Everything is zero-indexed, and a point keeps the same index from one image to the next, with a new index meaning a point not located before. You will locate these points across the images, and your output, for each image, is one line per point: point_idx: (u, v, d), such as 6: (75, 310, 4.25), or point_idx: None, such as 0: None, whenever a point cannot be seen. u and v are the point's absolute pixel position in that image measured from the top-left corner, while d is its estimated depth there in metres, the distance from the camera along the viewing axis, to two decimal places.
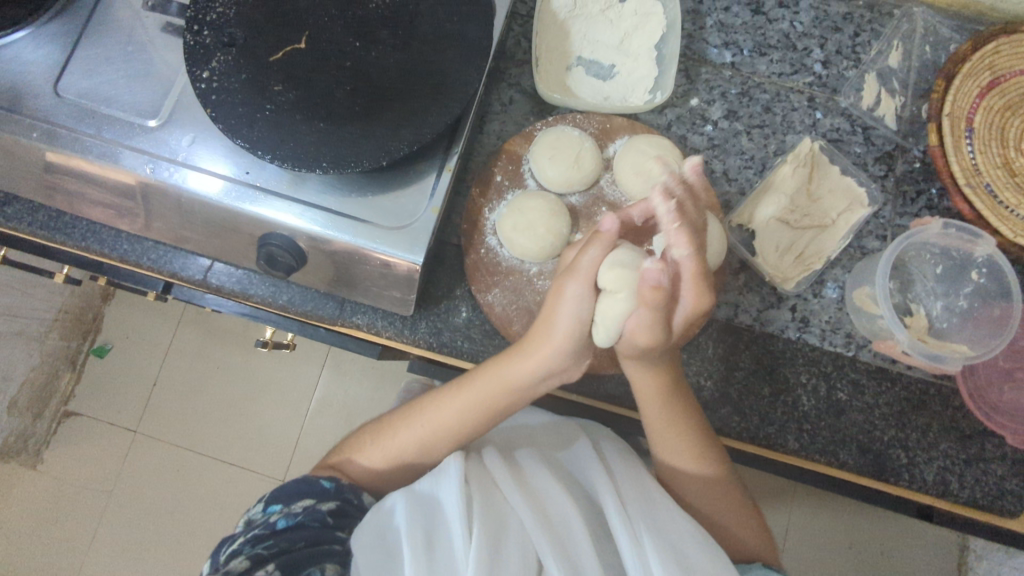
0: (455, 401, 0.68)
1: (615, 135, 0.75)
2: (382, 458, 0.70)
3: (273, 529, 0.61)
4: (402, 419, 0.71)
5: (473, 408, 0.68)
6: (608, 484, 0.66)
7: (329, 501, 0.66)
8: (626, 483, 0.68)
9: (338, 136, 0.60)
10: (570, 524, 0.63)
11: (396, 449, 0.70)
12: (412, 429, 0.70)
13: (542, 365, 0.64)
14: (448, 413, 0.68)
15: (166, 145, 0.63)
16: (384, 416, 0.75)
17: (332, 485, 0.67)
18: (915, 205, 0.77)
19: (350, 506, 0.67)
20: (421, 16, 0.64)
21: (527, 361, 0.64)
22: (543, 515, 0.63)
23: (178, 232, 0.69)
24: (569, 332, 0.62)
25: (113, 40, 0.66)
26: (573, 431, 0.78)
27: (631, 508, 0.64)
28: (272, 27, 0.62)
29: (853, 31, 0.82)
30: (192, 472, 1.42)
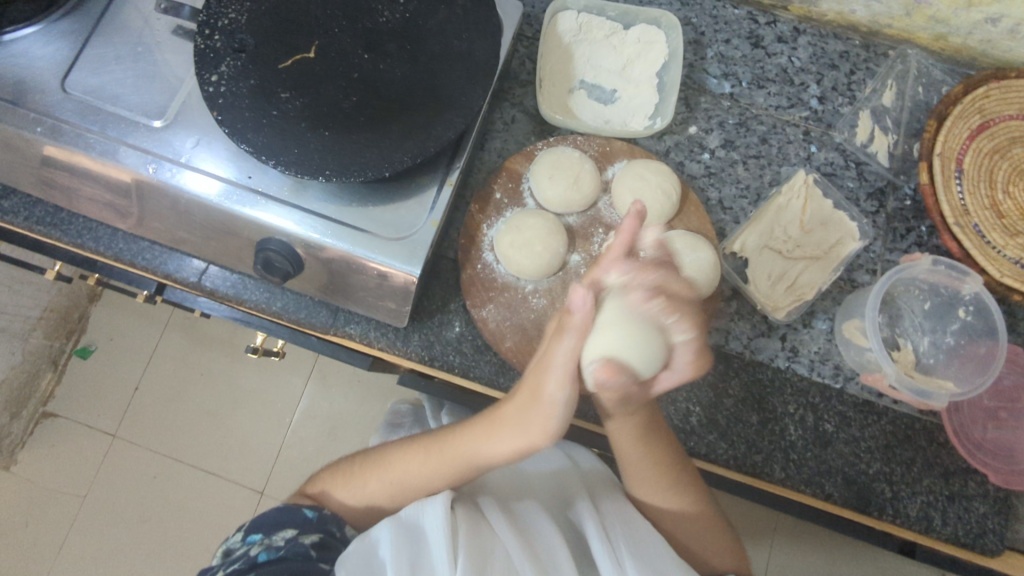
0: (431, 461, 0.67)
1: (614, 159, 0.76)
2: (355, 498, 0.70)
3: (253, 562, 0.61)
4: (375, 467, 0.70)
5: (444, 472, 0.67)
6: (593, 518, 0.67)
7: (311, 533, 0.65)
8: (613, 517, 0.68)
9: (342, 145, 0.61)
10: (557, 554, 0.64)
11: (367, 496, 0.70)
12: (383, 481, 0.69)
13: (508, 449, 0.62)
14: (419, 477, 0.68)
15: (169, 146, 0.63)
16: (353, 454, 0.75)
17: (314, 516, 0.67)
18: (905, 242, 0.78)
19: (332, 538, 0.66)
20: (430, 32, 0.65)
21: (495, 442, 0.63)
22: (529, 544, 0.64)
23: (175, 234, 0.69)
24: (558, 402, 0.58)
25: (123, 41, 0.66)
26: (562, 467, 0.78)
27: (614, 536, 0.65)
28: (283, 35, 0.63)
29: (848, 70, 0.84)
30: (170, 480, 1.40)
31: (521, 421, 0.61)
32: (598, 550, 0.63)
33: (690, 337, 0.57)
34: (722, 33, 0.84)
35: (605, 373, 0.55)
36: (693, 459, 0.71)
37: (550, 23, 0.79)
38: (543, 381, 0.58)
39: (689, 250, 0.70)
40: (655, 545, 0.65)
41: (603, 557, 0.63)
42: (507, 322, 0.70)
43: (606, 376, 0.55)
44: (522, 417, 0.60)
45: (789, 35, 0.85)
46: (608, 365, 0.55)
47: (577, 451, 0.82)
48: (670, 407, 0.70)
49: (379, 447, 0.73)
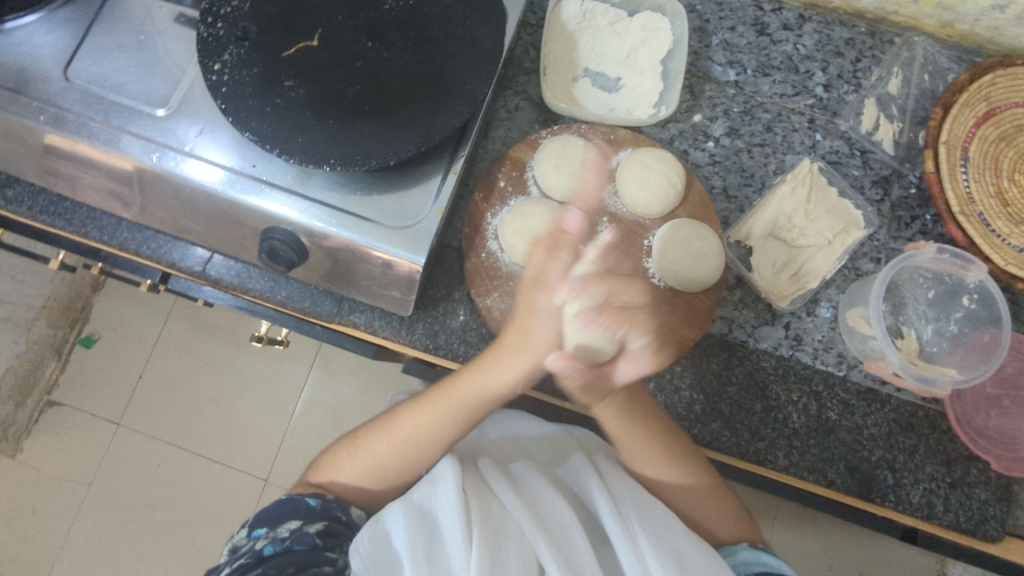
0: (436, 410, 0.67)
1: (618, 147, 0.76)
2: (363, 472, 0.69)
3: (259, 556, 0.61)
4: (378, 432, 0.70)
5: (451, 418, 0.67)
6: (602, 490, 0.65)
7: (315, 521, 0.65)
8: (619, 489, 0.67)
9: (346, 134, 0.61)
10: (569, 529, 0.63)
11: (376, 464, 0.69)
12: (390, 443, 0.68)
13: (519, 372, 0.64)
14: (426, 428, 0.67)
15: (173, 135, 0.63)
16: (358, 427, 0.73)
17: (318, 504, 0.67)
18: (910, 230, 0.78)
19: (337, 523, 0.67)
20: (434, 19, 0.65)
21: (511, 368, 0.64)
22: (540, 520, 0.63)
23: (179, 223, 0.69)
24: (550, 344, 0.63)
25: (125, 29, 0.66)
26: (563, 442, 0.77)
27: (626, 510, 0.63)
28: (286, 24, 0.63)
29: (854, 57, 0.83)
30: (174, 468, 1.41)
31: (523, 342, 0.64)
32: (608, 520, 0.62)
33: (643, 345, 0.63)
34: (727, 20, 0.84)
35: (564, 362, 0.62)
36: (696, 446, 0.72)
37: (554, 10, 0.78)
38: (529, 324, 0.64)
39: (693, 238, 0.70)
40: (665, 518, 0.64)
41: (614, 527, 0.61)
42: (512, 310, 0.70)
43: (586, 322, 0.62)
44: (523, 337, 0.64)
45: (795, 22, 0.84)
46: (590, 319, 0.62)
47: (580, 430, 0.81)
48: (674, 395, 0.71)
49: (376, 417, 0.72)
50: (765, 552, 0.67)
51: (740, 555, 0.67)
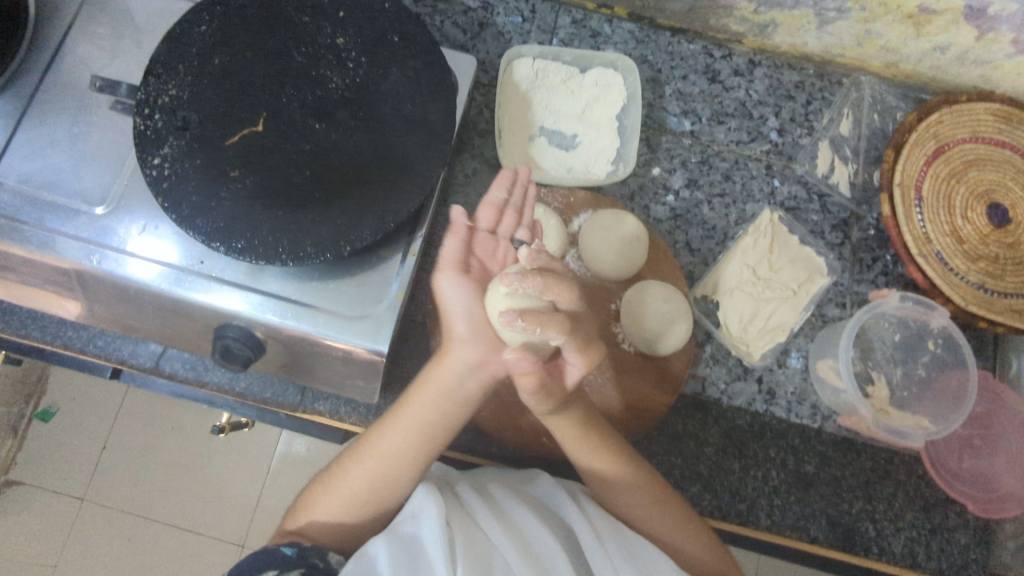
0: (404, 420, 0.64)
1: (579, 210, 0.75)
2: (337, 502, 0.64)
3: None
4: (352, 455, 0.65)
5: (418, 428, 0.63)
6: (591, 522, 0.63)
7: (293, 571, 0.60)
8: (599, 518, 0.65)
9: (296, 224, 0.58)
10: (554, 556, 0.61)
11: (349, 491, 0.64)
12: (362, 464, 0.64)
13: (463, 369, 0.64)
14: (391, 441, 0.63)
15: (113, 234, 0.60)
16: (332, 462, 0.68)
17: (295, 552, 0.61)
18: (872, 272, 0.79)
19: (314, 572, 0.61)
20: (382, 95, 0.63)
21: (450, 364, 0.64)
22: (527, 551, 0.60)
23: (127, 321, 0.66)
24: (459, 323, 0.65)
25: (58, 121, 0.62)
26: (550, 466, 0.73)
27: (612, 543, 0.61)
28: (227, 110, 0.60)
29: (805, 99, 0.84)
30: (146, 540, 1.36)
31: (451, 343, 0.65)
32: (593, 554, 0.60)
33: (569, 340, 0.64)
34: (679, 69, 0.83)
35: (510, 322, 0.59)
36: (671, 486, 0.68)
37: (505, 71, 0.77)
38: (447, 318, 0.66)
39: (661, 301, 0.69)
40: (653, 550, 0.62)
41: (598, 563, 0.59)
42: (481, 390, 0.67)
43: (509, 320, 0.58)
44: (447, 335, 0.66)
45: (745, 68, 0.85)
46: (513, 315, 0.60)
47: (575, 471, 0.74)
48: (652, 461, 0.70)
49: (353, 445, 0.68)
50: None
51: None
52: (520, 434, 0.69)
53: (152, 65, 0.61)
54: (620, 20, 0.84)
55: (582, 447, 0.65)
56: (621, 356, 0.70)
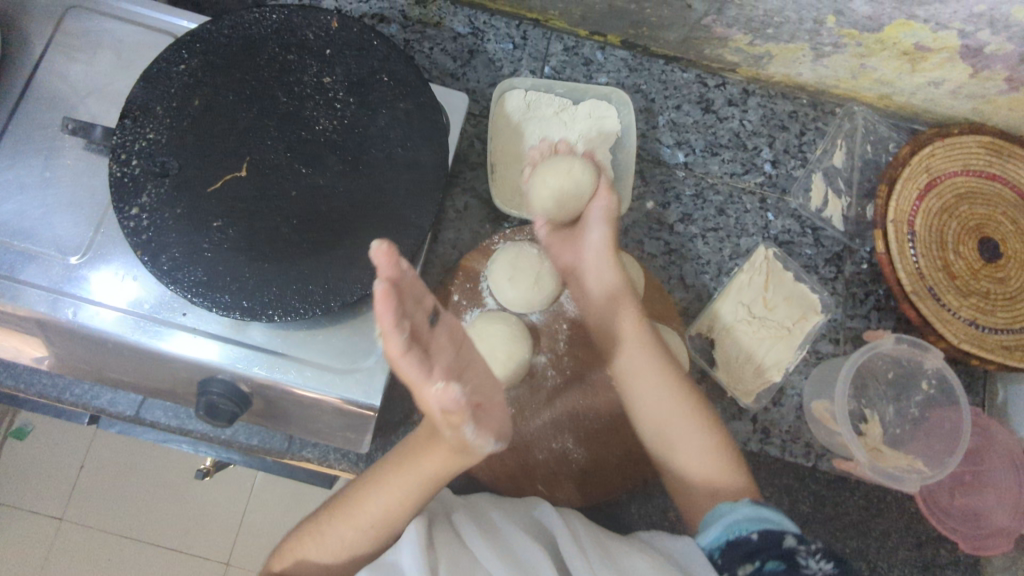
0: (400, 481, 0.59)
1: (573, 248, 0.73)
2: (329, 552, 0.60)
3: None
4: (340, 511, 0.61)
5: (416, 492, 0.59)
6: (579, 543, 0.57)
7: None
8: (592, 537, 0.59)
9: (284, 276, 0.56)
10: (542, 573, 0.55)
11: (344, 545, 0.60)
12: (355, 519, 0.60)
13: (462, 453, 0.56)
14: (385, 498, 0.59)
15: (90, 286, 0.57)
16: (319, 508, 0.64)
17: None
18: (864, 306, 0.79)
19: None
20: (372, 138, 0.61)
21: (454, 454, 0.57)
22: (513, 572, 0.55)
23: (104, 373, 0.63)
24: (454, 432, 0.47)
25: (27, 163, 0.59)
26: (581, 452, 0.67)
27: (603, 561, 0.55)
28: (210, 156, 0.58)
29: (799, 130, 0.84)
30: (127, 561, 1.32)
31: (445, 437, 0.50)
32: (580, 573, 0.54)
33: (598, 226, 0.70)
34: (672, 99, 0.82)
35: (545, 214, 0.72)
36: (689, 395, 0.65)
37: (497, 103, 0.75)
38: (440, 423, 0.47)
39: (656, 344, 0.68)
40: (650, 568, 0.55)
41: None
42: None
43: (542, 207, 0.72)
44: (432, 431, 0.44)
45: (739, 97, 0.84)
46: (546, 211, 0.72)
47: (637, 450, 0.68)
48: (648, 504, 0.69)
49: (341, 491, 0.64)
50: (767, 508, 0.57)
51: (740, 511, 0.57)
52: (515, 483, 0.66)
53: (127, 106, 0.58)
54: (612, 47, 0.82)
55: (633, 366, 0.66)
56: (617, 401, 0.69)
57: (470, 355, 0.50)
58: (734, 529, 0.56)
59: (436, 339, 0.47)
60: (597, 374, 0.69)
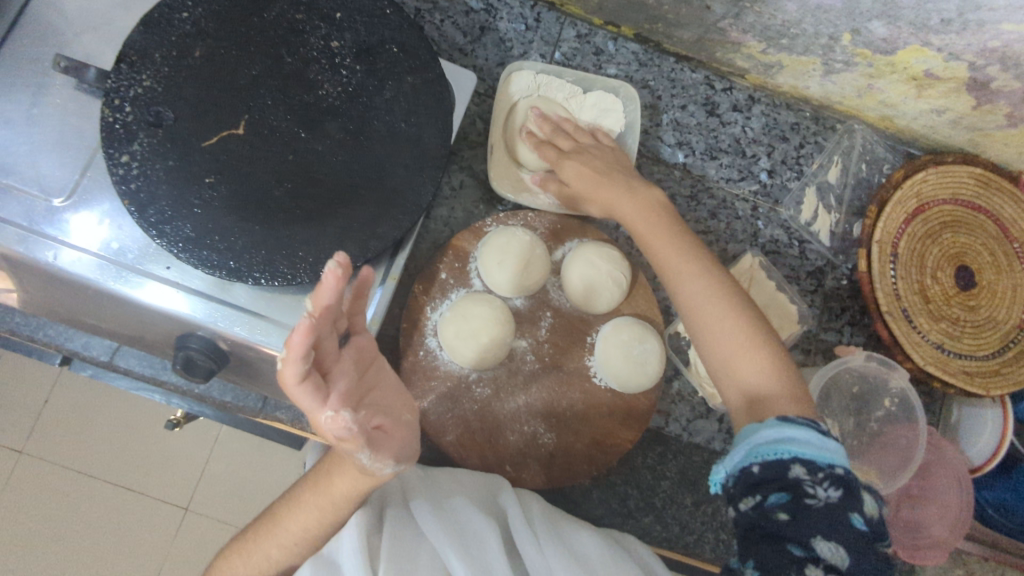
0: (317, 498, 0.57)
1: (564, 238, 0.73)
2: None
3: None
4: (268, 530, 0.59)
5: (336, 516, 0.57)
6: (515, 507, 0.60)
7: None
8: (532, 505, 0.63)
9: (277, 241, 0.56)
10: (482, 534, 0.58)
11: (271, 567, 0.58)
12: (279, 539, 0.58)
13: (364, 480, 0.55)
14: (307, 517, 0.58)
15: (71, 229, 0.55)
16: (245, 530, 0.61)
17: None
18: (839, 321, 0.81)
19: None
20: (376, 110, 0.60)
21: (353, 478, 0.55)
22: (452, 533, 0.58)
23: (80, 318, 0.61)
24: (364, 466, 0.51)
25: (14, 98, 0.57)
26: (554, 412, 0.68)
27: (537, 525, 0.60)
28: (207, 111, 0.57)
29: (798, 143, 0.84)
30: (84, 497, 1.29)
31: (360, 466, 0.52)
32: (518, 532, 0.58)
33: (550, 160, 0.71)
34: (678, 97, 0.82)
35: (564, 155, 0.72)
36: (715, 296, 0.61)
37: (503, 83, 0.74)
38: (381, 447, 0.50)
39: (636, 342, 0.69)
40: (579, 535, 0.61)
41: (523, 539, 0.58)
42: (449, 414, 0.66)
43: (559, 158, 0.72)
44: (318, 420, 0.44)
45: (744, 103, 0.84)
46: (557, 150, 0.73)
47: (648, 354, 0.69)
48: (609, 492, 0.71)
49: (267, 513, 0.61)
50: (793, 427, 0.52)
51: (762, 435, 0.53)
52: (484, 462, 0.67)
53: (125, 51, 0.56)
54: (625, 39, 0.82)
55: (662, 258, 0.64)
56: (592, 392, 0.69)
57: (375, 377, 0.52)
58: (753, 454, 0.52)
59: (341, 364, 0.48)
60: (575, 364, 0.70)
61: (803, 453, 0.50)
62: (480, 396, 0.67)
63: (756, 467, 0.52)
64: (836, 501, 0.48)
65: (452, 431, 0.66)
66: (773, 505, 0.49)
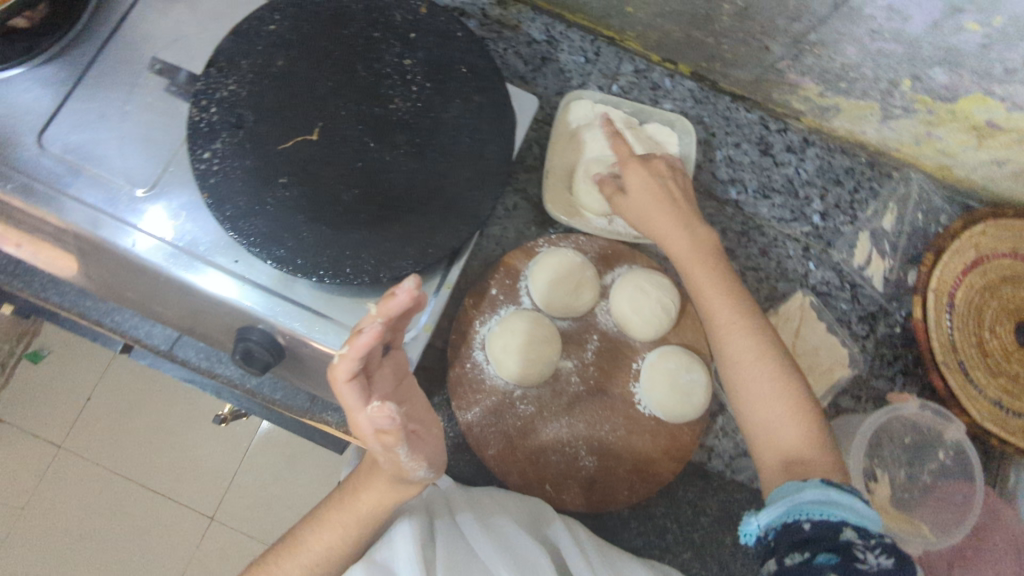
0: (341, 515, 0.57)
1: (614, 263, 0.74)
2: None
3: None
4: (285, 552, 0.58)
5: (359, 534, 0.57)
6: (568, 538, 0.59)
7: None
8: (581, 538, 0.62)
9: (342, 242, 0.58)
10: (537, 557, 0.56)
11: None
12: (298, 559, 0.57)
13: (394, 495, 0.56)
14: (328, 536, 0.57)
15: (150, 218, 0.58)
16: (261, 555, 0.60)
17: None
18: (891, 369, 0.79)
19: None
20: (442, 125, 0.62)
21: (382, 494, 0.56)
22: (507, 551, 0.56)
23: (147, 305, 0.64)
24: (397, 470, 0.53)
25: (111, 96, 0.61)
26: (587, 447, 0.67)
27: (591, 557, 0.58)
28: (286, 116, 0.60)
29: (852, 187, 0.84)
30: (115, 499, 1.30)
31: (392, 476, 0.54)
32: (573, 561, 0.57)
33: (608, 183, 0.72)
34: (733, 135, 0.83)
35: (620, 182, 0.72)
36: (761, 347, 0.62)
37: (562, 110, 0.77)
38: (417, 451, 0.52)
39: (683, 370, 0.68)
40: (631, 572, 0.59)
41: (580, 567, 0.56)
42: (492, 428, 0.66)
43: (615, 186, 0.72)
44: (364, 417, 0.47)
45: (798, 145, 0.84)
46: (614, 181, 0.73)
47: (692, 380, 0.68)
48: (648, 523, 0.70)
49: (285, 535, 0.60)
50: (838, 491, 0.51)
51: (807, 494, 0.52)
52: (524, 480, 0.66)
53: (216, 57, 0.60)
54: (681, 77, 0.84)
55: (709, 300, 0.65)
56: (635, 418, 0.69)
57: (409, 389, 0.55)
58: (797, 512, 0.51)
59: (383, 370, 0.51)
60: (619, 389, 0.69)
61: (851, 516, 0.49)
62: (523, 413, 0.67)
63: (805, 525, 0.50)
64: (887, 569, 0.47)
65: (494, 445, 0.66)
66: (822, 566, 0.48)
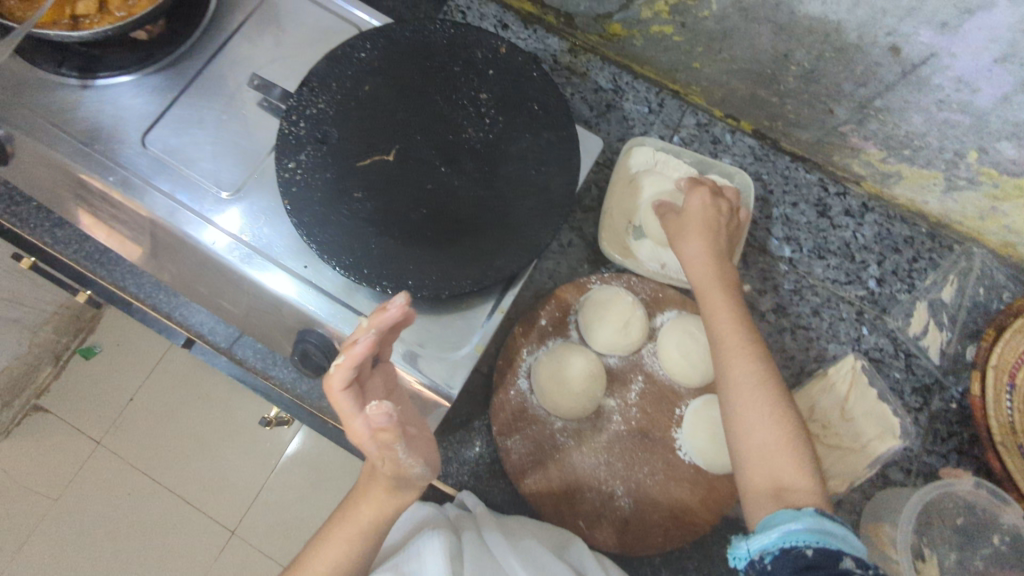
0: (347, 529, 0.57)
1: (665, 306, 0.75)
2: None
3: None
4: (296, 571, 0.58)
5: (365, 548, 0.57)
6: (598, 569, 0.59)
7: None
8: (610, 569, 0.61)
9: (406, 257, 0.60)
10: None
11: None
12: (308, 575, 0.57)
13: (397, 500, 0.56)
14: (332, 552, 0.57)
15: (231, 219, 0.62)
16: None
17: None
18: (944, 446, 0.76)
19: None
20: (510, 157, 0.65)
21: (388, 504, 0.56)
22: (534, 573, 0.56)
23: (215, 302, 0.67)
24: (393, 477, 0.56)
25: (212, 106, 0.67)
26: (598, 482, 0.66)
27: None
28: (366, 136, 0.64)
29: (911, 256, 0.83)
30: None
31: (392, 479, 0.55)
32: None
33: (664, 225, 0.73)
34: (790, 194, 0.84)
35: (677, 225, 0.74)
36: (764, 375, 0.59)
37: (624, 155, 0.80)
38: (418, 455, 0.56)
39: None
40: None
41: None
42: (530, 457, 0.67)
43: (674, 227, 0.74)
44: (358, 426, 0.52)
45: (857, 209, 0.84)
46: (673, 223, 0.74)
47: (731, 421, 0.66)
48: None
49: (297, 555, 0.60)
50: (831, 521, 0.50)
51: (801, 520, 0.49)
52: (557, 514, 0.66)
53: (309, 77, 0.65)
54: (742, 133, 0.86)
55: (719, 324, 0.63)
56: (674, 464, 0.68)
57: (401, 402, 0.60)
58: (793, 539, 0.49)
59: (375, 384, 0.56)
60: (660, 433, 0.69)
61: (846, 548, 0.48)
62: (561, 445, 0.67)
63: (805, 551, 0.48)
64: None
65: (531, 474, 0.66)
66: None
